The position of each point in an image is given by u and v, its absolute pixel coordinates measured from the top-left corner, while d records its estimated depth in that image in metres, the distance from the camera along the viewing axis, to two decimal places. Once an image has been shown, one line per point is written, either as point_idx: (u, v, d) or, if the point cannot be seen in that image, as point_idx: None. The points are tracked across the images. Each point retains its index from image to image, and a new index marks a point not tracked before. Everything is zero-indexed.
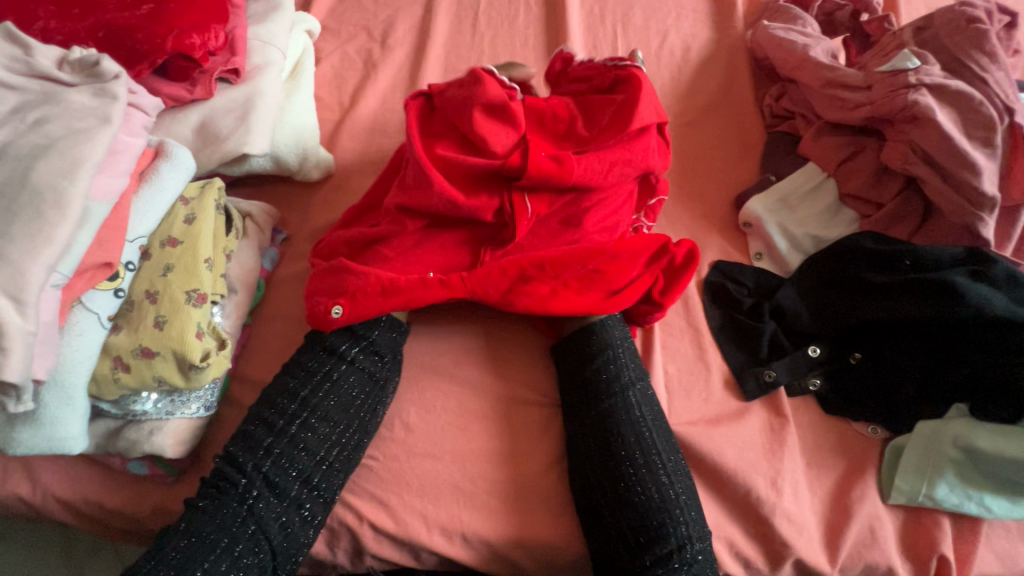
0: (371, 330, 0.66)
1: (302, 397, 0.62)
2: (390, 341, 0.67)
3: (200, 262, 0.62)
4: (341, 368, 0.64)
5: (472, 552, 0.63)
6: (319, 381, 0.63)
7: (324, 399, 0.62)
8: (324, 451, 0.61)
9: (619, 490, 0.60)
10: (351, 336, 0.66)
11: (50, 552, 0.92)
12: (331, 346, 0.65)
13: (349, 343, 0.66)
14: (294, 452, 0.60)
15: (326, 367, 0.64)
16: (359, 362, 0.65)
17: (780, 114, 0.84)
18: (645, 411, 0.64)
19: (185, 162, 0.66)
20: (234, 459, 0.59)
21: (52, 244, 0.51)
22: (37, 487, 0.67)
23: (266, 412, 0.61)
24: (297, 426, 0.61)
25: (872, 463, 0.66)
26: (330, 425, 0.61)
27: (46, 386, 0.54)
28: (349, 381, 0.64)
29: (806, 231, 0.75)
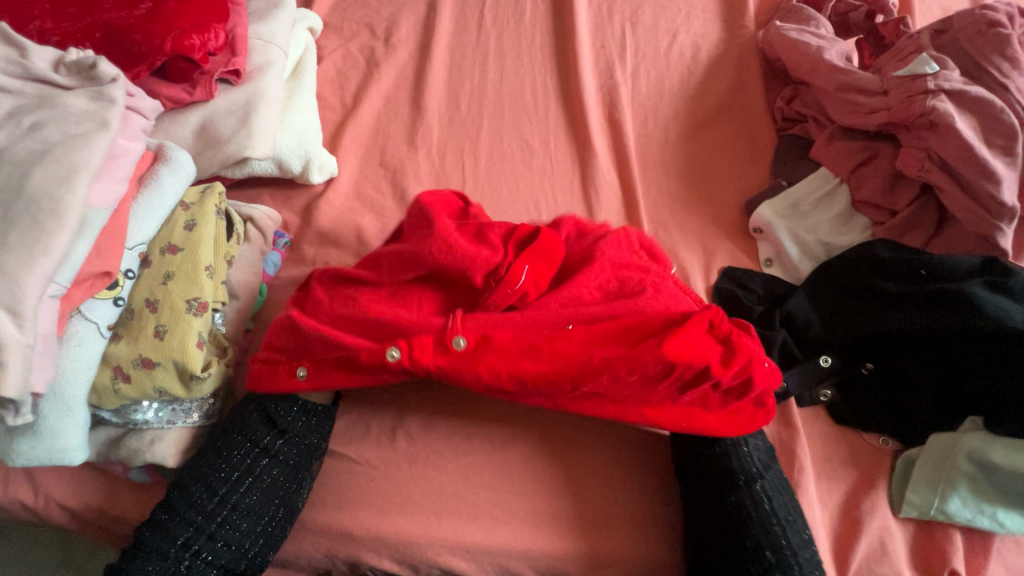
0: (293, 416, 0.62)
1: (221, 493, 0.57)
2: (309, 429, 0.63)
3: (200, 270, 0.61)
4: (262, 462, 0.60)
5: (475, 564, 0.63)
6: (241, 475, 0.58)
7: (245, 496, 0.58)
8: (248, 541, 0.57)
9: (720, 528, 0.58)
10: (274, 427, 0.61)
11: (51, 554, 0.92)
12: (253, 437, 0.60)
13: (273, 435, 0.61)
14: (214, 550, 0.55)
15: (247, 462, 0.59)
16: (283, 455, 0.61)
17: (792, 117, 0.82)
18: (750, 448, 0.62)
19: (185, 167, 0.65)
20: (142, 556, 0.53)
21: (50, 255, 0.50)
22: (37, 494, 0.66)
23: (177, 510, 0.55)
24: (216, 524, 0.56)
25: (882, 475, 0.65)
26: (252, 519, 0.57)
27: (45, 397, 0.53)
28: (272, 475, 0.60)
29: (817, 238, 0.74)
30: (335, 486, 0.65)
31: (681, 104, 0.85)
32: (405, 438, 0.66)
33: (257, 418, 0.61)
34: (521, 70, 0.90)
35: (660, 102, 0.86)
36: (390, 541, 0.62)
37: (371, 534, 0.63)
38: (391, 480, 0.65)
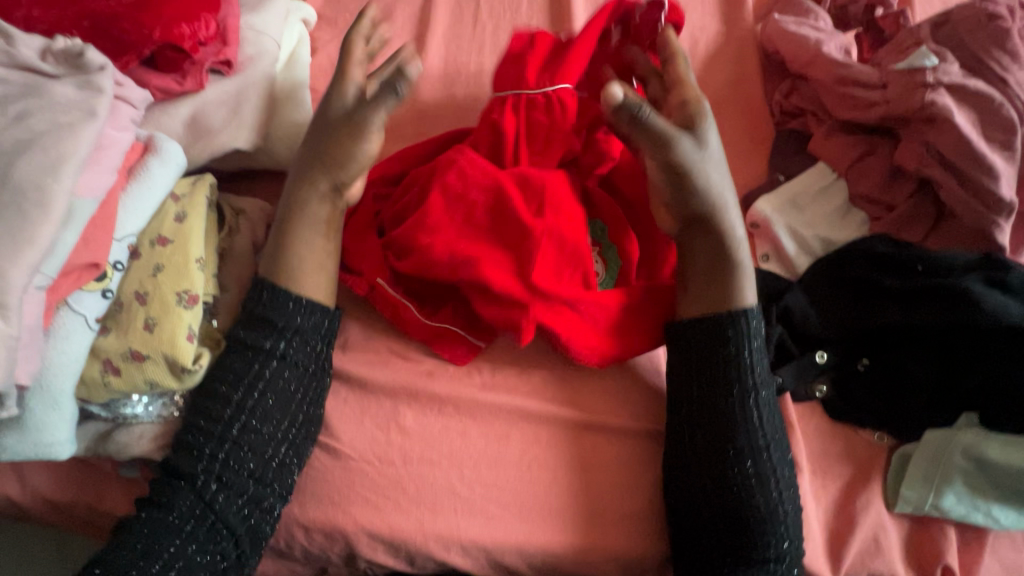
0: (293, 319, 0.62)
1: (237, 406, 0.59)
2: (305, 351, 0.63)
3: (191, 262, 0.60)
4: (272, 366, 0.61)
5: (469, 558, 0.63)
6: (235, 412, 0.59)
7: (261, 400, 0.60)
8: (258, 471, 0.59)
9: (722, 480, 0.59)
10: (272, 329, 0.61)
11: (41, 554, 0.91)
12: (257, 344, 0.61)
13: (273, 337, 0.61)
14: (240, 456, 0.58)
15: (255, 367, 0.60)
16: (290, 355, 0.62)
17: (790, 110, 0.80)
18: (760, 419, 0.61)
19: (175, 158, 0.64)
20: (178, 468, 0.58)
21: (34, 245, 0.49)
22: (27, 489, 0.66)
23: (200, 423, 0.59)
24: (229, 442, 0.58)
25: (877, 470, 0.65)
26: (272, 424, 0.60)
27: (32, 390, 0.52)
28: (267, 404, 0.60)
29: (815, 232, 0.73)
30: (328, 482, 0.65)
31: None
32: (399, 433, 0.66)
33: (255, 325, 0.62)
34: None
35: None
36: (385, 536, 0.63)
37: (365, 530, 0.63)
38: (384, 475, 0.64)
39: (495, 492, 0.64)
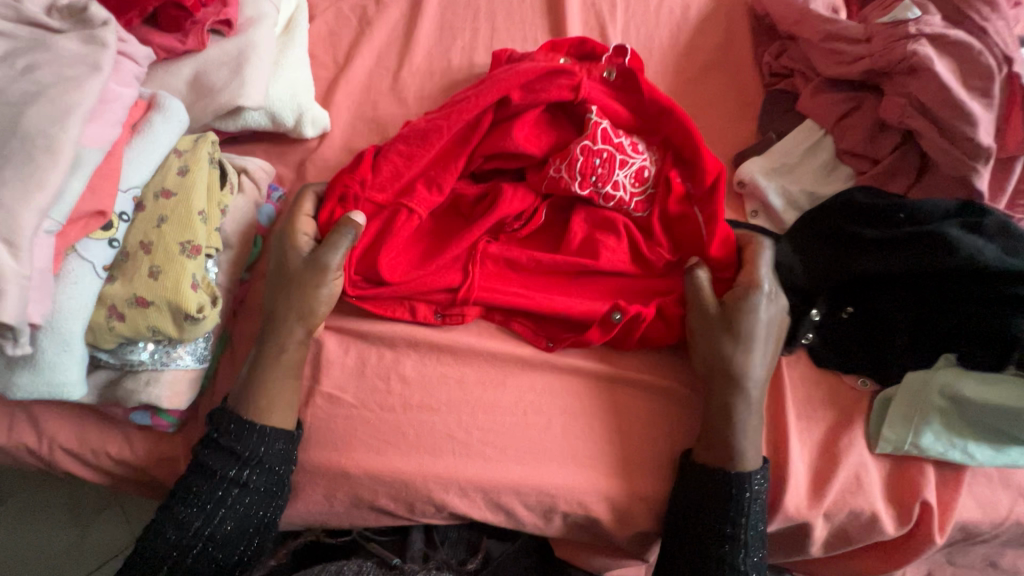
0: (257, 449, 0.61)
1: (195, 527, 0.59)
2: (268, 473, 0.62)
3: (193, 215, 0.62)
4: (233, 493, 0.60)
5: (468, 501, 0.66)
6: (201, 525, 0.59)
7: (220, 526, 0.60)
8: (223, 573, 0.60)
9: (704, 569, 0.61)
10: (237, 459, 0.61)
11: (57, 513, 0.98)
12: (221, 473, 0.60)
13: (237, 467, 0.61)
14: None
15: (217, 494, 0.60)
16: (253, 483, 0.61)
17: (779, 72, 0.83)
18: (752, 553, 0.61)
19: (178, 115, 0.66)
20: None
21: (44, 189, 0.51)
22: (42, 438, 0.68)
23: (154, 541, 0.58)
24: (193, 557, 0.59)
25: (859, 412, 0.68)
26: (227, 549, 0.60)
27: (43, 331, 0.55)
28: (226, 530, 0.60)
29: (801, 188, 0.75)
30: (330, 429, 0.67)
31: (671, 62, 0.86)
32: (399, 381, 0.68)
33: (221, 455, 0.61)
34: (512, 28, 0.90)
35: (650, 59, 0.87)
36: (386, 479, 0.65)
37: (368, 473, 0.65)
38: (385, 422, 0.67)
39: (492, 436, 0.67)
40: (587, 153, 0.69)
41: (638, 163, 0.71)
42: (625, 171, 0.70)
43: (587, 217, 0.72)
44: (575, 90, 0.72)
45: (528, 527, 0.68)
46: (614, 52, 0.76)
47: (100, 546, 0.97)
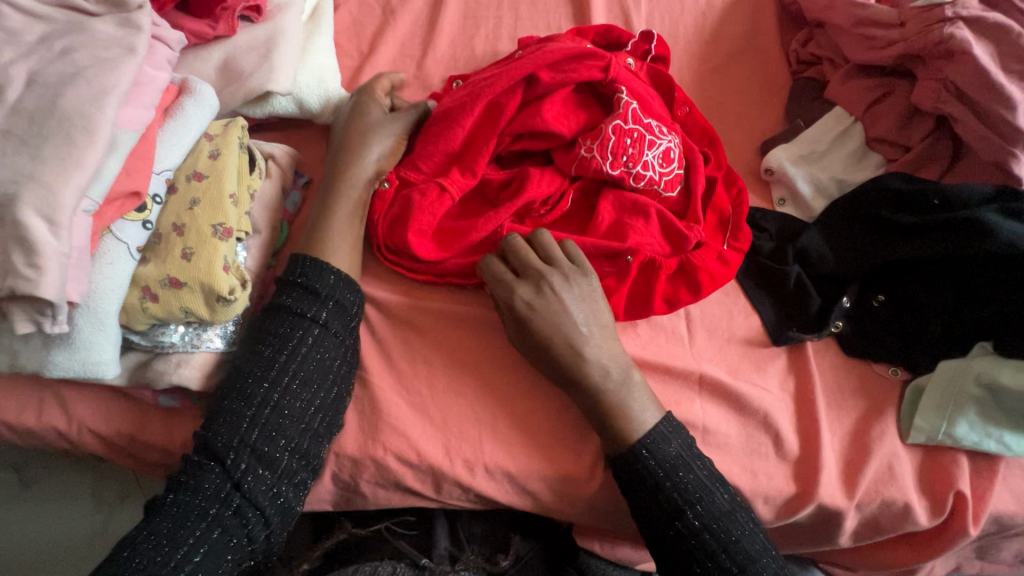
0: (327, 303, 0.64)
1: (279, 366, 0.61)
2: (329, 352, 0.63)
3: (224, 197, 0.63)
4: (314, 331, 0.63)
5: (495, 485, 0.66)
6: (264, 396, 0.59)
7: (302, 365, 0.61)
8: (308, 421, 0.61)
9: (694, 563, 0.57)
10: (315, 297, 0.64)
11: (82, 497, 0.99)
12: (301, 312, 0.63)
13: (316, 305, 0.64)
14: (279, 420, 0.59)
15: (299, 332, 0.62)
16: (331, 325, 0.64)
17: (806, 59, 0.82)
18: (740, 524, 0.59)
19: (208, 99, 0.66)
20: (213, 437, 0.58)
21: (82, 169, 0.52)
22: (71, 419, 0.69)
23: (235, 391, 0.60)
24: (279, 393, 0.60)
25: (891, 402, 0.67)
26: (310, 392, 0.61)
27: (79, 310, 0.55)
28: (305, 373, 0.61)
29: (831, 175, 0.74)
30: (357, 413, 0.67)
31: (697, 50, 0.86)
32: (426, 366, 0.68)
33: (295, 302, 0.63)
34: (536, 17, 0.90)
35: (675, 47, 0.86)
36: (413, 464, 0.65)
37: (394, 458, 0.65)
38: (412, 406, 0.67)
39: (518, 422, 0.67)
40: (618, 133, 0.68)
41: (665, 143, 0.70)
42: (653, 152, 0.69)
43: (615, 201, 0.71)
44: (604, 71, 0.71)
45: (553, 513, 0.68)
46: (642, 37, 0.79)
47: (124, 530, 0.98)
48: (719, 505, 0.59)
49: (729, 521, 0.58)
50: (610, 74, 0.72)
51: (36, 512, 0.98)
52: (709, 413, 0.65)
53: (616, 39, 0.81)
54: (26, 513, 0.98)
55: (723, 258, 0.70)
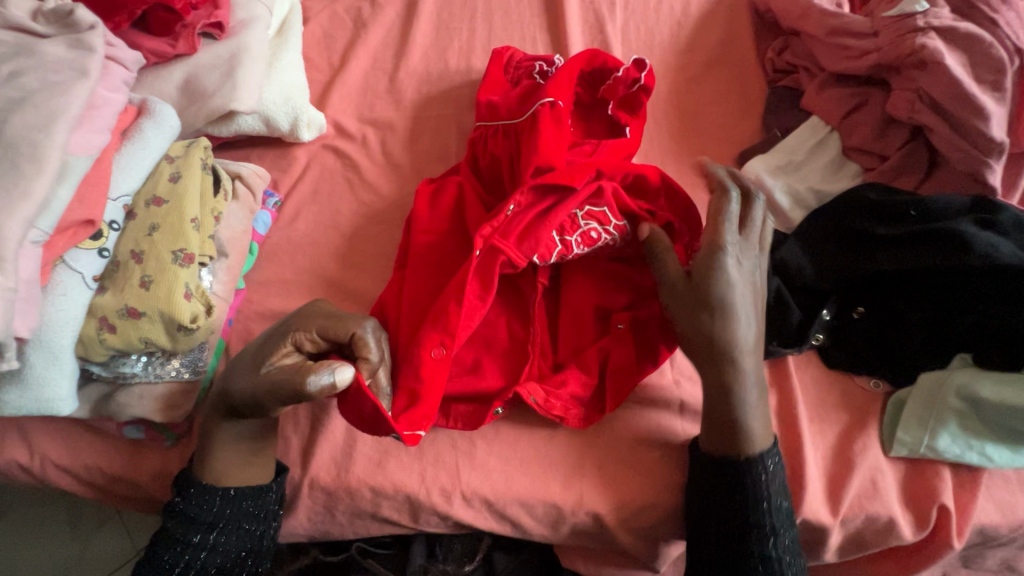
0: (222, 510, 0.58)
1: None
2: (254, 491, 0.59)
3: (186, 222, 0.60)
4: (201, 557, 0.57)
5: (472, 512, 0.64)
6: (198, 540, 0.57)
7: None
8: None
9: None
10: (200, 523, 0.57)
11: (56, 527, 0.96)
12: (183, 537, 0.57)
13: (203, 530, 0.57)
14: None
15: (184, 559, 0.56)
16: (221, 545, 0.58)
17: (783, 68, 0.81)
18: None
19: (168, 120, 0.64)
20: None
21: (29, 199, 0.50)
22: (34, 453, 0.66)
23: None
24: None
25: (873, 415, 0.66)
26: None
27: (31, 345, 0.53)
28: None
29: (809, 186, 0.73)
30: (331, 440, 0.65)
31: (673, 60, 0.85)
32: None
33: (179, 521, 0.57)
34: (510, 28, 0.88)
35: (651, 57, 0.85)
36: (389, 492, 0.63)
37: (370, 486, 0.63)
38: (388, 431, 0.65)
39: (495, 445, 0.65)
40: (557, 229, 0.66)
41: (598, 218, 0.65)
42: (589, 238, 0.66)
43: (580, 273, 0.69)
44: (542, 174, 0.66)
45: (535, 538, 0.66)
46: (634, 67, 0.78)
47: (100, 560, 0.95)
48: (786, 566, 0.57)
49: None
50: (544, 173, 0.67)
51: (10, 542, 0.95)
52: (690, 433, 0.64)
53: (604, 65, 0.80)
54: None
55: None
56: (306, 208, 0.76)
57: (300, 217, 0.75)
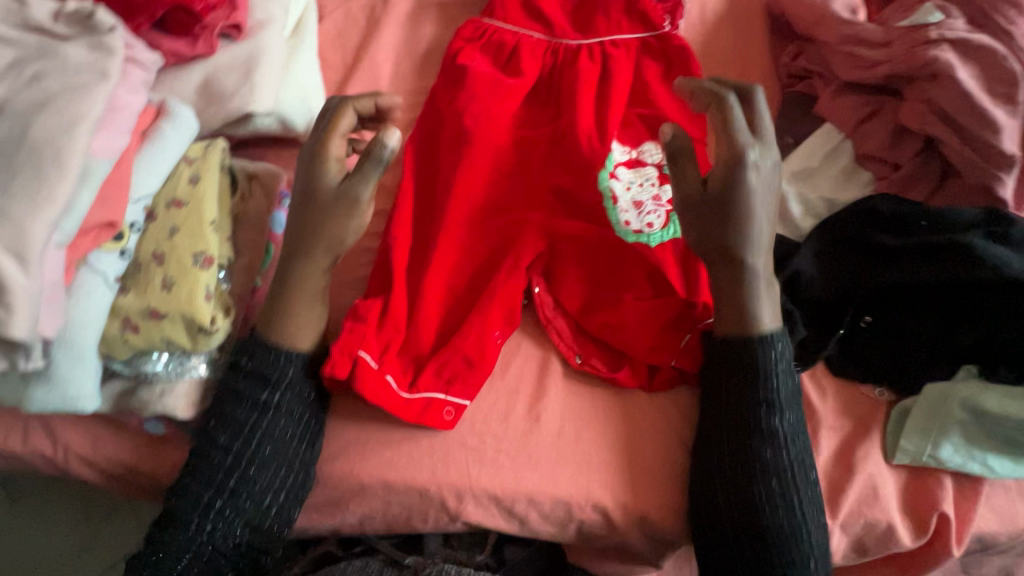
0: (285, 371, 0.62)
1: (235, 448, 0.60)
2: (268, 485, 0.60)
3: (205, 224, 0.62)
4: (267, 417, 0.61)
5: (483, 509, 0.66)
6: (204, 539, 0.58)
7: (258, 449, 0.60)
8: (268, 500, 0.61)
9: (750, 504, 0.59)
10: (266, 382, 0.61)
11: (72, 514, 1.02)
12: (251, 396, 0.61)
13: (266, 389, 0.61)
14: (239, 504, 0.59)
15: (251, 419, 0.60)
16: (281, 410, 0.62)
17: (797, 74, 0.81)
18: (804, 497, 0.60)
19: (187, 122, 0.65)
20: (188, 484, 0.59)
21: (53, 202, 0.51)
22: (57, 446, 0.68)
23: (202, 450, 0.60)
24: (236, 479, 0.59)
25: (877, 423, 0.67)
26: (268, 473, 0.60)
27: (56, 344, 0.55)
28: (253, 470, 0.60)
29: (820, 194, 0.74)
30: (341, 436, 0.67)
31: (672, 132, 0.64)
32: None
33: (245, 382, 0.61)
34: None
35: None
36: (402, 489, 0.65)
37: (379, 481, 0.65)
38: (399, 430, 0.67)
39: (501, 361, 0.71)
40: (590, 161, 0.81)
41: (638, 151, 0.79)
42: (627, 172, 0.78)
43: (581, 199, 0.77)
44: (555, 104, 0.82)
45: (539, 533, 0.68)
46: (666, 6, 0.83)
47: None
48: (789, 455, 0.60)
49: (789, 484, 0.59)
50: (558, 106, 0.82)
51: (29, 538, 1.01)
52: None
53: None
54: (1, 546, 1.00)
55: None
56: None
57: None
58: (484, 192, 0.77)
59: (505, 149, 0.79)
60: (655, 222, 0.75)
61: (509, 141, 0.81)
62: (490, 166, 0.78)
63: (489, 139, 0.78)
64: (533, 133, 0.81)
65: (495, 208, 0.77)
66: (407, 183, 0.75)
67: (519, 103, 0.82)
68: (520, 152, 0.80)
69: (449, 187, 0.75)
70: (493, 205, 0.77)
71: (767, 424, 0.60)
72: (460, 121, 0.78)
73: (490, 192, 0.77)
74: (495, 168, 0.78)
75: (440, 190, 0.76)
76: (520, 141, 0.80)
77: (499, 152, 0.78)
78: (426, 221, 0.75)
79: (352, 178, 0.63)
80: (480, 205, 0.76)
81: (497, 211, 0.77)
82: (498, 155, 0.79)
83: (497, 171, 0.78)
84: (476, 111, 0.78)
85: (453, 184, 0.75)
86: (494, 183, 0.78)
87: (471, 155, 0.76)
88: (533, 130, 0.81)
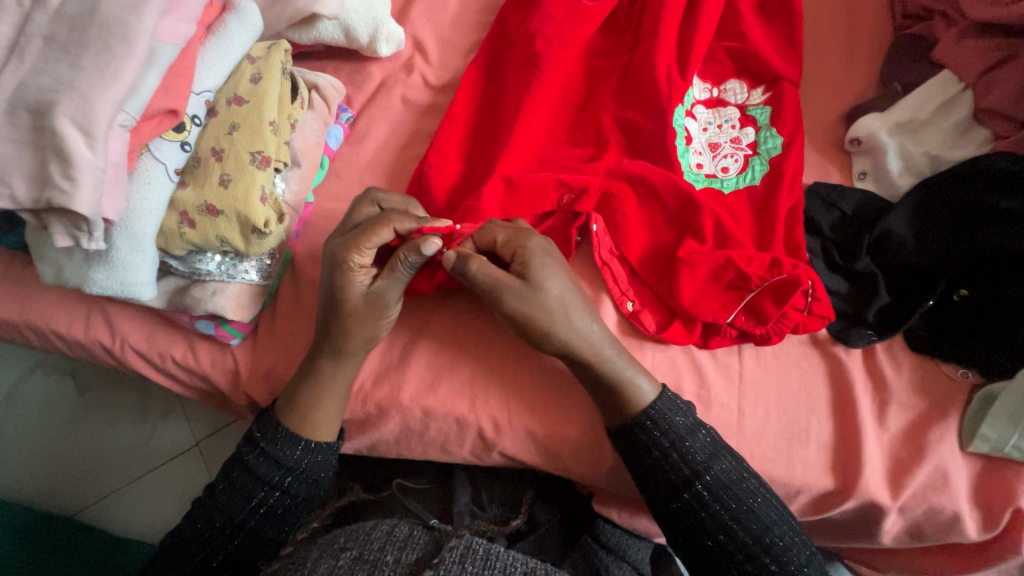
0: (299, 458, 0.59)
1: (248, 515, 0.58)
2: (318, 466, 0.60)
3: (264, 124, 0.60)
4: (275, 496, 0.58)
5: (519, 444, 0.65)
6: (263, 497, 0.58)
7: (273, 511, 0.59)
8: (286, 498, 0.59)
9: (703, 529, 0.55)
10: (279, 465, 0.59)
11: (128, 412, 1.09)
12: (261, 478, 0.58)
13: (280, 472, 0.59)
14: (259, 512, 0.58)
15: (260, 493, 0.58)
16: (293, 489, 0.59)
17: (915, 14, 0.73)
18: (771, 516, 0.55)
19: (252, 18, 0.63)
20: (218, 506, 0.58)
21: (119, 80, 0.50)
22: (114, 337, 0.70)
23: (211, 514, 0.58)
24: (254, 524, 0.58)
25: (954, 407, 0.61)
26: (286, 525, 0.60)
27: (116, 228, 0.55)
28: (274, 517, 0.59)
29: (925, 150, 0.66)
30: (384, 356, 0.66)
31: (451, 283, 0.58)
32: (460, 316, 0.67)
33: (261, 466, 0.59)
34: None
35: None
36: (438, 415, 0.64)
37: (417, 405, 0.64)
38: (441, 356, 0.65)
39: None
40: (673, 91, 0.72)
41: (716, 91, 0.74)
42: (705, 112, 0.73)
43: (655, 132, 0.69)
44: (636, 32, 0.75)
45: (573, 475, 0.67)
46: None
47: (175, 485, 1.05)
48: (727, 472, 0.56)
49: (756, 508, 0.54)
50: (638, 33, 0.75)
51: (88, 431, 1.07)
52: (765, 392, 0.62)
53: None
54: (61, 434, 1.07)
55: (793, 171, 0.67)
56: (381, 126, 0.74)
57: (373, 135, 0.74)
58: (550, 121, 0.72)
59: (575, 78, 0.74)
60: (733, 167, 0.70)
61: (581, 68, 0.75)
62: (556, 93, 0.73)
63: (558, 61, 0.71)
64: (608, 63, 0.75)
65: (558, 139, 0.72)
66: (466, 109, 0.72)
67: (596, 26, 0.75)
68: (592, 81, 0.75)
69: (511, 109, 0.70)
70: (555, 136, 0.72)
71: (682, 452, 0.56)
72: (528, 39, 0.72)
73: (555, 121, 0.73)
74: (562, 96, 0.73)
75: (503, 114, 0.71)
76: (593, 71, 0.75)
77: (568, 81, 0.74)
78: (484, 146, 0.71)
79: (385, 280, 0.58)
80: (542, 134, 0.71)
81: (560, 142, 0.72)
82: (567, 83, 0.74)
83: (564, 101, 0.73)
84: (550, 33, 0.71)
85: (514, 107, 0.70)
86: (559, 113, 0.73)
87: (537, 77, 0.70)
88: (608, 59, 0.75)
